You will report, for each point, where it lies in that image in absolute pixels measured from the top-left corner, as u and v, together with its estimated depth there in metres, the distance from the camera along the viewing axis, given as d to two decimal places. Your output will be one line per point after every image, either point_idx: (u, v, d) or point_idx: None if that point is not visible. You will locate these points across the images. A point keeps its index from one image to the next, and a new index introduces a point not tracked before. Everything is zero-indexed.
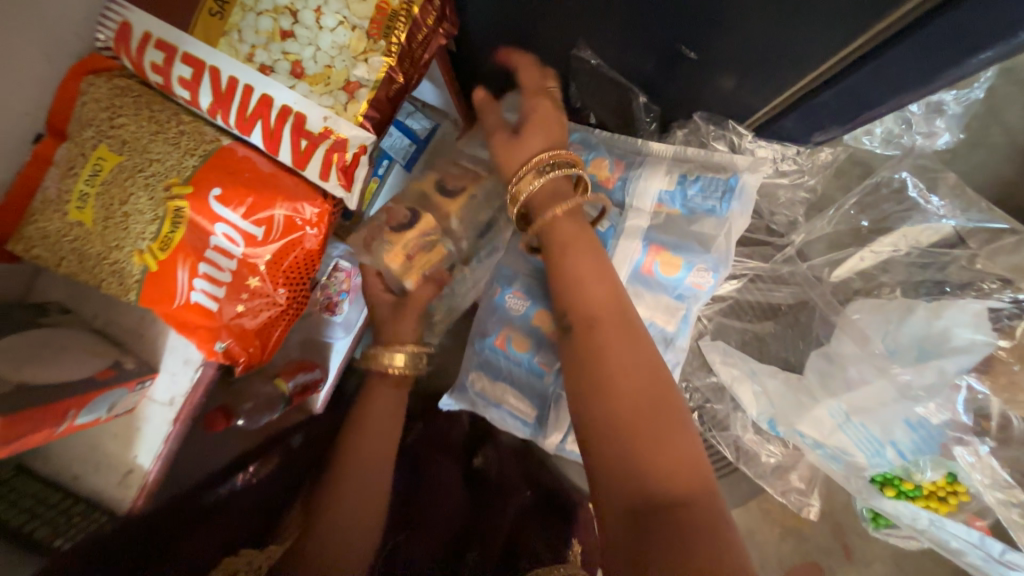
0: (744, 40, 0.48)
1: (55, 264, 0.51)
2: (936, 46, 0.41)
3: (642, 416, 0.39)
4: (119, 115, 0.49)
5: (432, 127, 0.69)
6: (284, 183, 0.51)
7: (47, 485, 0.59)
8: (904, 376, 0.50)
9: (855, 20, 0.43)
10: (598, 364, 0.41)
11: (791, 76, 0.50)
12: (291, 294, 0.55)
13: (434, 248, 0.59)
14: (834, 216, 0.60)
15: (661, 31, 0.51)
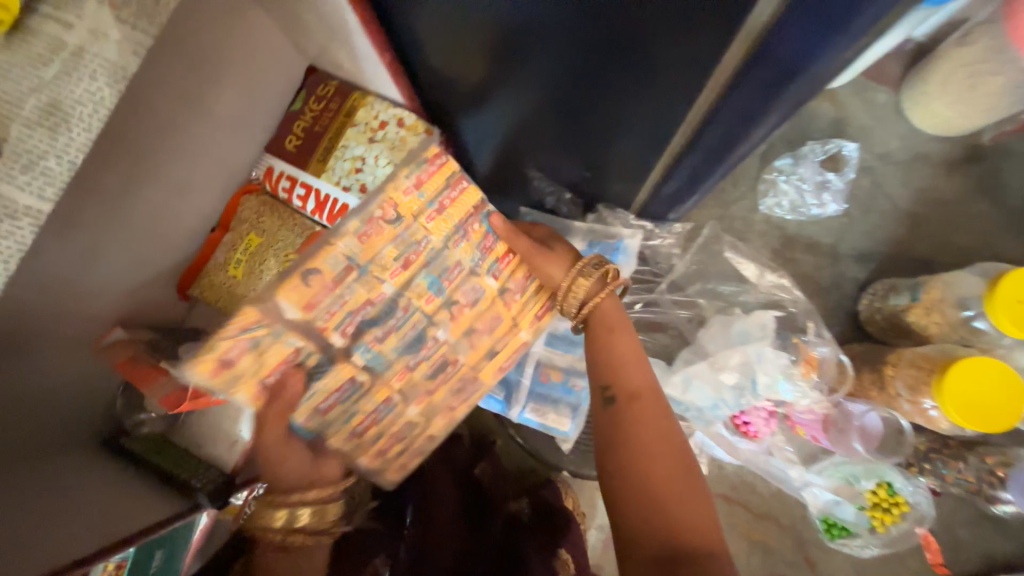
0: (617, 164, 0.83)
1: (213, 300, 0.86)
2: (699, 166, 0.74)
3: (672, 479, 0.64)
4: (263, 217, 0.86)
5: None
6: None
7: (184, 449, 0.89)
8: (730, 359, 0.86)
9: (650, 157, 0.77)
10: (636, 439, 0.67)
11: (643, 180, 0.85)
12: None
13: (274, 346, 0.64)
14: (691, 263, 0.99)
15: (572, 160, 0.88)
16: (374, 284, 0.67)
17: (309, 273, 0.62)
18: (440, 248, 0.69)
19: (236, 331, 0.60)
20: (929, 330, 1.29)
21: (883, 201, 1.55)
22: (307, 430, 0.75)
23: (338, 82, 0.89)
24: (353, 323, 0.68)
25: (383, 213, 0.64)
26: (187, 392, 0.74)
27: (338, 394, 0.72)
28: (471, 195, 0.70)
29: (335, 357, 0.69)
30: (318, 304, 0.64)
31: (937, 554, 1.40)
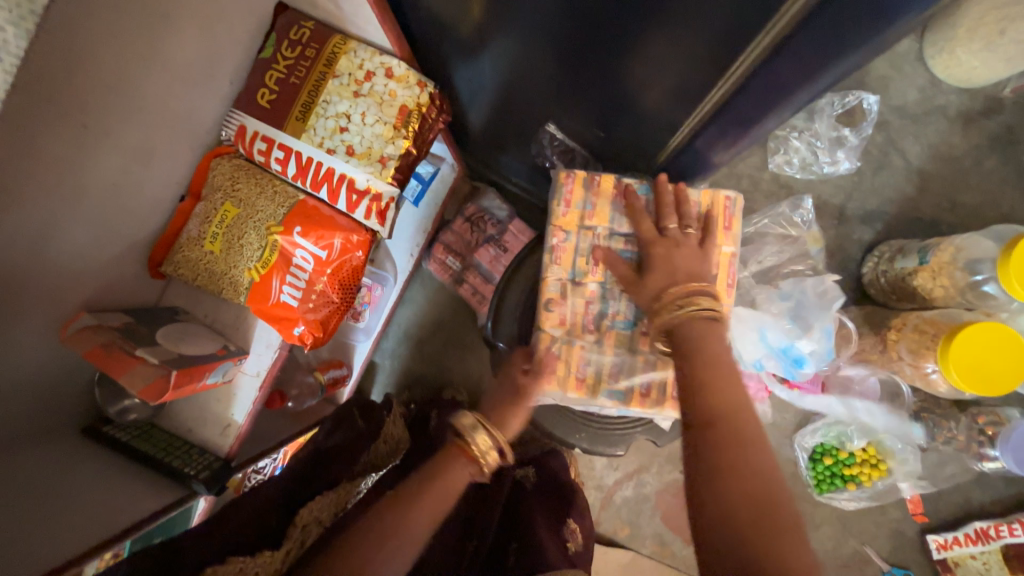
0: (636, 124, 0.75)
1: (190, 278, 0.79)
2: (710, 147, 0.69)
3: (755, 520, 0.48)
4: (237, 183, 0.77)
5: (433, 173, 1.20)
6: (342, 222, 0.78)
7: (173, 435, 0.84)
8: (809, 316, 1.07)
9: (665, 123, 0.71)
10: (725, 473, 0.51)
11: (657, 146, 0.78)
12: (343, 296, 0.81)
13: (561, 356, 0.72)
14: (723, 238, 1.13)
15: (585, 118, 0.79)
16: (578, 288, 0.73)
17: (546, 304, 0.73)
18: (613, 225, 0.73)
19: (540, 348, 0.72)
20: (933, 294, 1.27)
21: (895, 158, 1.48)
22: (620, 393, 0.71)
23: (315, 23, 0.76)
24: (587, 314, 0.73)
25: (559, 232, 0.73)
26: (171, 379, 0.68)
27: (614, 365, 0.71)
28: (609, 179, 0.73)
29: (603, 349, 0.72)
30: (563, 319, 0.73)
31: (917, 504, 1.47)
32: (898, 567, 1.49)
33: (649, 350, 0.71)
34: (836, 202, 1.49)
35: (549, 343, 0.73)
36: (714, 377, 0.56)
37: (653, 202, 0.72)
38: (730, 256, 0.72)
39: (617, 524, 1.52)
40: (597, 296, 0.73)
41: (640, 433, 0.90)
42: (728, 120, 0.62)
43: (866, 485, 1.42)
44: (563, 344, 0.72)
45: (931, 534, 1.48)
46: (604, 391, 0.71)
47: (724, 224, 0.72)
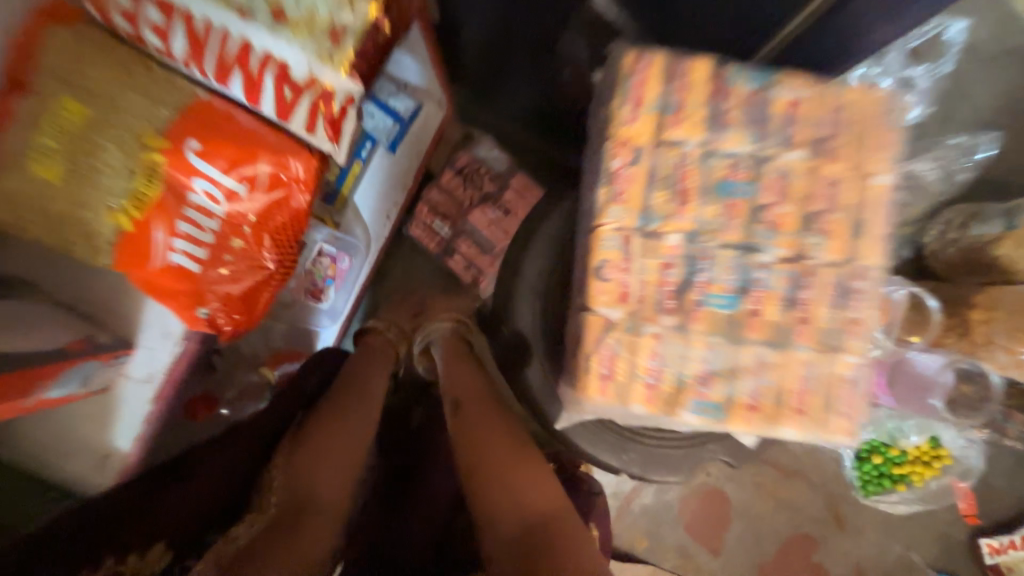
0: None
1: (20, 228, 0.48)
2: None
3: (502, 469, 0.60)
4: (88, 64, 0.45)
5: (413, 106, 0.82)
6: (270, 140, 0.49)
7: (18, 475, 0.53)
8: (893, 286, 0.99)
9: None
10: (470, 439, 0.64)
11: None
12: (279, 257, 0.53)
13: (626, 348, 0.44)
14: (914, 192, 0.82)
15: None
16: (654, 239, 0.44)
17: (599, 268, 0.45)
18: (710, 137, 0.44)
19: (588, 341, 0.44)
20: None
21: None
22: (713, 407, 0.45)
23: None
24: (668, 284, 0.45)
25: (621, 148, 0.45)
26: None
27: (706, 363, 0.44)
28: (704, 59, 0.44)
29: (691, 339, 0.44)
30: (629, 293, 0.44)
31: (973, 506, 1.29)
32: None
33: (760, 340, 0.44)
34: None
35: (614, 328, 0.44)
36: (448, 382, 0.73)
37: (755, 101, 0.44)
38: (884, 191, 0.45)
39: (635, 536, 1.31)
40: (684, 253, 0.45)
41: (709, 450, 0.67)
42: None
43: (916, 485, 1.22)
44: (630, 330, 0.44)
45: (983, 538, 1.30)
46: (690, 403, 0.45)
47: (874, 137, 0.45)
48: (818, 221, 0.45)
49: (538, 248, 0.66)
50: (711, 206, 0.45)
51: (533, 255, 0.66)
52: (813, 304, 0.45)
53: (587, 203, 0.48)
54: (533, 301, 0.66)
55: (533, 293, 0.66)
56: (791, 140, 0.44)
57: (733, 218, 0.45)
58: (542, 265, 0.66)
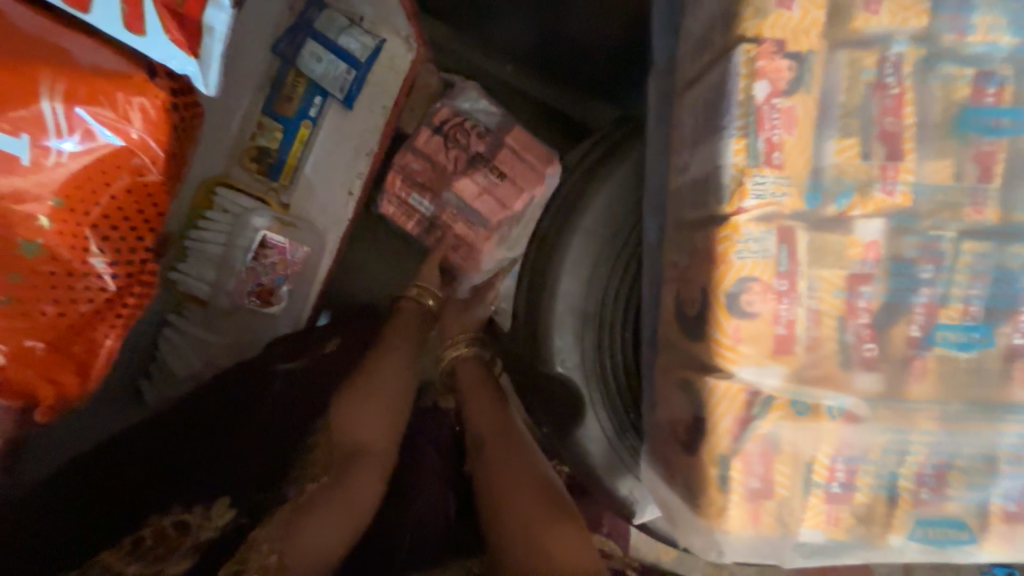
0: None
1: None
2: None
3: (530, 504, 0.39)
4: None
5: (376, 46, 0.54)
6: (65, 52, 0.26)
7: None
8: None
9: None
10: (503, 473, 0.41)
11: None
12: (122, 264, 0.30)
13: (782, 445, 0.25)
14: None
15: None
16: (829, 230, 0.24)
17: (737, 300, 0.24)
18: (931, 38, 0.23)
19: (714, 432, 0.25)
20: None
21: None
22: (949, 521, 0.25)
23: None
24: (862, 316, 0.24)
25: (766, 56, 0.23)
26: None
27: (939, 456, 0.25)
28: None
29: (912, 425, 0.24)
30: (794, 337, 0.24)
31: None
32: None
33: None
34: None
35: (754, 403, 0.25)
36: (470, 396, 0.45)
37: None
38: None
39: None
40: (885, 257, 0.24)
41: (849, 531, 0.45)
42: None
43: None
44: (802, 412, 0.24)
45: None
46: (911, 522, 0.25)
47: None
48: None
49: (582, 249, 0.40)
50: (937, 160, 0.24)
51: (574, 261, 0.41)
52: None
53: (690, 175, 0.27)
54: (578, 322, 0.41)
55: (577, 310, 0.40)
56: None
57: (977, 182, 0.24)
58: (594, 258, 0.40)
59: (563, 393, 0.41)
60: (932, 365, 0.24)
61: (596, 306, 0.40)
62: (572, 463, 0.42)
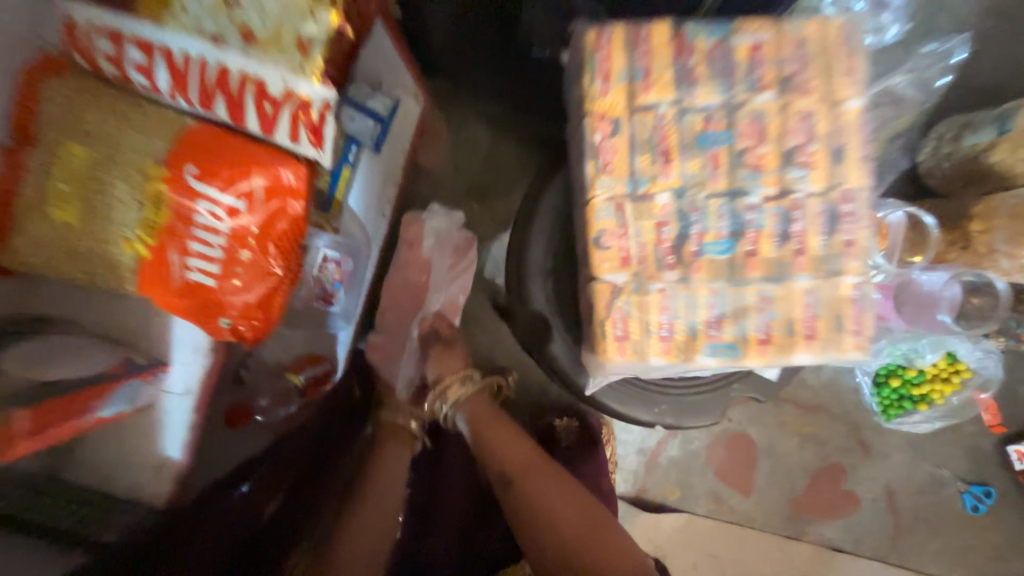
0: None
1: (48, 272, 0.52)
2: None
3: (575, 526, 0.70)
4: (83, 111, 0.49)
5: (392, 104, 0.81)
6: (257, 152, 0.53)
7: (84, 489, 0.63)
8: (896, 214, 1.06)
9: None
10: (537, 497, 0.73)
11: None
12: (286, 261, 0.57)
13: (635, 312, 0.48)
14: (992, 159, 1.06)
15: None
16: (643, 201, 0.47)
17: (598, 239, 0.48)
18: (678, 98, 0.47)
19: (599, 308, 0.48)
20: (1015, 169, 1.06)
21: (946, 16, 1.25)
22: (727, 347, 0.48)
23: None
24: (666, 242, 0.48)
25: (598, 119, 0.47)
26: (27, 424, 0.50)
27: (714, 309, 0.48)
28: (663, 25, 0.47)
29: (699, 294, 0.48)
30: (631, 255, 0.48)
31: (995, 415, 1.33)
32: (979, 486, 1.35)
33: (761, 276, 0.47)
34: None
35: (617, 287, 0.48)
36: (490, 440, 0.79)
37: (742, 47, 0.47)
38: (859, 114, 0.47)
39: (664, 486, 1.37)
40: (673, 211, 0.48)
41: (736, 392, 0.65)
42: None
43: (938, 403, 1.29)
44: (637, 291, 0.48)
45: (1011, 445, 1.33)
46: (705, 347, 0.48)
47: (844, 67, 0.47)
48: (807, 157, 0.47)
49: (539, 229, 0.64)
50: (691, 160, 0.47)
51: (535, 238, 0.64)
52: (806, 234, 0.47)
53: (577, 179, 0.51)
54: (543, 278, 0.65)
55: (544, 271, 0.64)
56: (757, 84, 0.46)
57: (717, 167, 0.47)
58: (548, 236, 0.64)
59: (538, 323, 0.65)
60: (705, 263, 0.47)
61: (552, 264, 0.65)
62: (551, 372, 0.66)
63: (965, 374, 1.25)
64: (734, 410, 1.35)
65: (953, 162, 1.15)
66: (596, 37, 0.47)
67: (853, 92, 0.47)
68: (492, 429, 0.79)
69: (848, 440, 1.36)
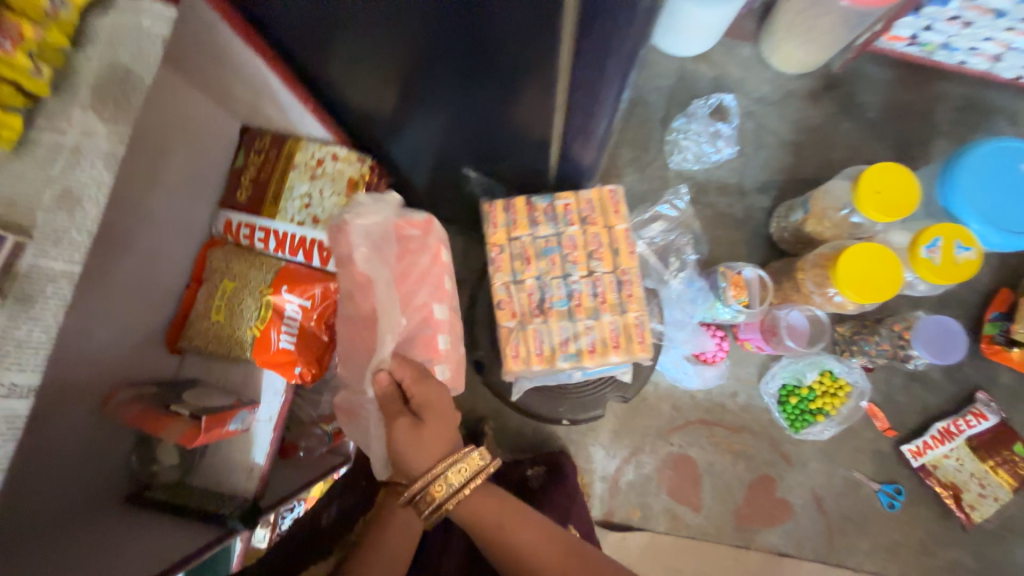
0: (516, 106, 0.78)
1: (205, 346, 0.97)
2: (585, 77, 0.66)
3: None
4: (231, 263, 0.98)
5: None
6: (318, 275, 0.98)
7: (204, 489, 0.96)
8: (747, 268, 1.51)
9: (535, 97, 0.73)
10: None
11: (545, 120, 0.80)
12: (331, 334, 0.99)
13: (522, 340, 0.90)
14: (831, 229, 1.50)
15: (479, 111, 0.83)
16: (519, 283, 0.92)
17: (498, 303, 0.92)
18: (531, 231, 0.93)
19: (503, 340, 0.90)
20: (825, 234, 1.52)
21: (768, 136, 1.82)
22: (573, 355, 0.89)
23: (273, 134, 1.02)
24: (534, 303, 0.91)
25: (493, 244, 0.93)
26: (199, 427, 0.84)
27: (562, 336, 0.89)
28: (519, 198, 0.94)
29: (555, 328, 0.90)
30: (516, 312, 0.91)
31: (885, 420, 1.63)
32: (889, 485, 1.61)
33: (585, 316, 0.90)
34: (749, 179, 1.79)
35: (511, 329, 0.90)
36: (513, 541, 0.81)
37: (557, 203, 0.94)
38: (625, 231, 0.93)
39: (627, 508, 1.63)
40: (536, 286, 0.92)
41: (609, 392, 1.04)
42: (585, 68, 0.64)
43: (833, 414, 1.60)
44: (521, 330, 0.90)
45: (905, 445, 1.62)
46: (560, 357, 0.89)
47: (613, 209, 0.94)
48: (598, 253, 0.92)
49: (480, 303, 1.08)
50: (542, 261, 0.92)
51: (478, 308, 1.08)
52: (605, 292, 0.91)
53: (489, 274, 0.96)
54: (487, 333, 1.07)
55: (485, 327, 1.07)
56: (570, 223, 0.93)
57: (555, 264, 0.92)
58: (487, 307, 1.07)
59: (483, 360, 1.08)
60: (555, 312, 0.90)
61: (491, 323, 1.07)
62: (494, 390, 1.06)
63: (849, 388, 1.58)
64: (674, 436, 1.65)
65: (790, 231, 1.64)
66: (489, 205, 0.94)
67: (619, 221, 0.93)
68: (518, 532, 0.82)
69: (772, 453, 1.65)
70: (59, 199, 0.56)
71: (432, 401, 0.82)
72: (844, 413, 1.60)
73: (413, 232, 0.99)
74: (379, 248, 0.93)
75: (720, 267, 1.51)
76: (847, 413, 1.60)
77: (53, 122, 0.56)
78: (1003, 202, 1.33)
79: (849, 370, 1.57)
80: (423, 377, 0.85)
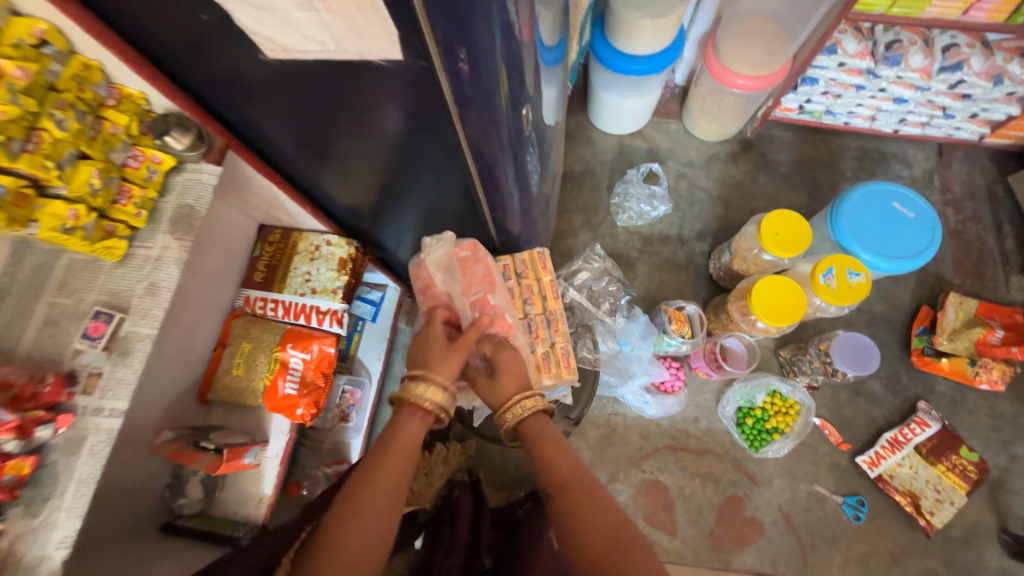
0: (450, 198, 1.08)
1: (226, 397, 1.22)
2: (489, 181, 0.97)
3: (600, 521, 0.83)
4: (247, 329, 1.26)
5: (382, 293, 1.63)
6: (316, 334, 1.25)
7: (222, 518, 1.16)
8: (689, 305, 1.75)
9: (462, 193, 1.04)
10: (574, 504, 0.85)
11: (475, 207, 1.10)
12: (326, 380, 1.24)
13: None
14: (754, 267, 1.76)
15: (428, 203, 1.14)
16: None
17: None
18: None
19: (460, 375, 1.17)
20: (749, 270, 1.78)
21: (699, 193, 2.15)
22: None
23: (282, 229, 1.34)
24: None
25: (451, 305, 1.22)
26: (221, 458, 1.07)
27: None
28: None
29: None
30: None
31: (838, 435, 1.77)
32: (850, 497, 1.72)
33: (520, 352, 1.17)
34: (687, 230, 2.09)
35: None
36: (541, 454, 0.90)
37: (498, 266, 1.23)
38: (550, 282, 1.23)
39: None
40: None
41: None
42: (488, 177, 0.95)
43: (788, 431, 1.74)
44: None
45: (859, 457, 1.75)
46: None
47: (541, 266, 1.24)
48: (531, 299, 1.21)
49: None
50: None
51: None
52: (537, 332, 1.18)
53: None
54: None
55: None
56: (508, 278, 1.22)
57: None
58: None
59: None
60: None
61: None
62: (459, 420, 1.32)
63: (798, 406, 1.74)
64: (645, 463, 1.80)
65: (723, 270, 1.90)
66: None
67: (546, 274, 1.23)
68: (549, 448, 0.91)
69: (737, 473, 1.78)
70: (147, 290, 0.86)
71: (511, 360, 1.00)
72: (797, 429, 1.74)
73: (467, 253, 1.17)
74: (451, 271, 1.14)
75: (665, 304, 1.75)
76: (799, 428, 1.75)
77: (146, 242, 0.87)
78: (885, 233, 1.58)
79: (792, 390, 1.74)
80: (498, 347, 1.01)
